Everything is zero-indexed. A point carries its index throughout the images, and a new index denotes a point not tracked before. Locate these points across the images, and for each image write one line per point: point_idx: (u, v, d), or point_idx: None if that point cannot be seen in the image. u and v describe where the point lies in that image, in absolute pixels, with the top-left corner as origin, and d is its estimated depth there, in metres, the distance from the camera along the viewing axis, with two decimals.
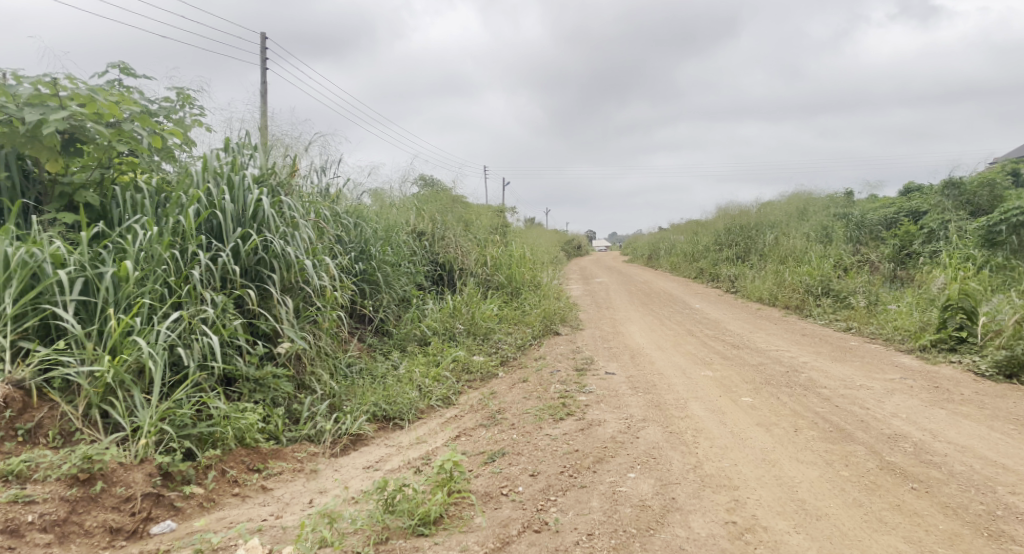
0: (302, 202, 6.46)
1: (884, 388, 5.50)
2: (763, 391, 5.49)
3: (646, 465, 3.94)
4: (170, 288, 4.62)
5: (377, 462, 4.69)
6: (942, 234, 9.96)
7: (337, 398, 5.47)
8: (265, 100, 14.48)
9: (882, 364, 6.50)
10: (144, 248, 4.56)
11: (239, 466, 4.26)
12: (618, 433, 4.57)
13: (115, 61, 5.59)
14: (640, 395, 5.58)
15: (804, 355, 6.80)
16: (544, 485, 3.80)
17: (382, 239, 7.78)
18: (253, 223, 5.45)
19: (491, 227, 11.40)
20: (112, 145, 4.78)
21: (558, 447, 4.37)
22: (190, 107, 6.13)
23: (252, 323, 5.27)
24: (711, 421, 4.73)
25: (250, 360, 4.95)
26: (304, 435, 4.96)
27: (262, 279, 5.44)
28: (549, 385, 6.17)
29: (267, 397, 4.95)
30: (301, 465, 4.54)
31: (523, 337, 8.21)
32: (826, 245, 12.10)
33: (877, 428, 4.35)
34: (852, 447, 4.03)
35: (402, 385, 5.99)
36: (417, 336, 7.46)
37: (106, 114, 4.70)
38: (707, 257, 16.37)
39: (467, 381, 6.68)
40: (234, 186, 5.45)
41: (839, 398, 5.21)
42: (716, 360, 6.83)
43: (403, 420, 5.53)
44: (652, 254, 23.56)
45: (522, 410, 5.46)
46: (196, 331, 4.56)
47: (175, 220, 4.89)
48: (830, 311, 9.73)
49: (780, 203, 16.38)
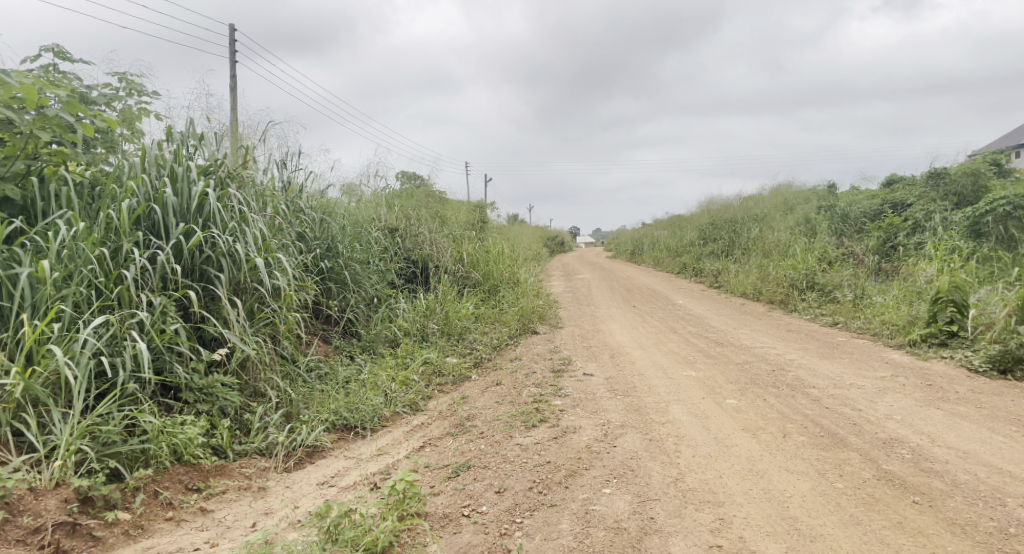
0: (256, 197, 6.04)
1: (875, 387, 5.19)
2: (749, 391, 5.17)
3: (622, 479, 3.59)
4: (99, 290, 4.22)
5: (332, 477, 4.31)
6: (925, 225, 9.73)
7: (293, 405, 5.08)
8: (235, 95, 13.97)
9: (872, 361, 6.20)
10: (67, 246, 4.15)
11: (175, 487, 3.86)
12: (594, 442, 4.21)
13: (48, 45, 5.17)
14: (619, 398, 5.23)
15: (791, 353, 6.50)
16: (510, 503, 3.44)
17: (350, 236, 7.36)
18: (198, 218, 5.04)
19: (468, 223, 10.98)
20: (34, 133, 4.37)
21: (529, 459, 4.00)
22: (132, 95, 5.69)
23: (198, 327, 4.87)
24: (694, 426, 4.38)
25: (193, 368, 4.54)
26: (254, 448, 4.56)
27: (209, 279, 5.03)
28: (524, 388, 5.80)
29: (213, 408, 4.53)
30: (248, 483, 4.15)
31: (500, 337, 7.83)
32: (810, 238, 11.82)
33: (872, 432, 4.04)
34: (846, 454, 3.70)
35: (366, 390, 5.60)
36: (387, 337, 7.08)
37: (26, 99, 4.29)
38: (691, 252, 16.09)
39: (438, 384, 6.30)
40: (177, 177, 5.04)
41: (829, 398, 4.90)
42: (699, 358, 6.51)
43: (365, 429, 5.14)
44: (635, 249, 23.26)
45: (494, 417, 5.09)
46: (127, 338, 4.16)
47: (107, 215, 4.47)
48: (815, 306, 9.46)
49: (764, 197, 16.14)
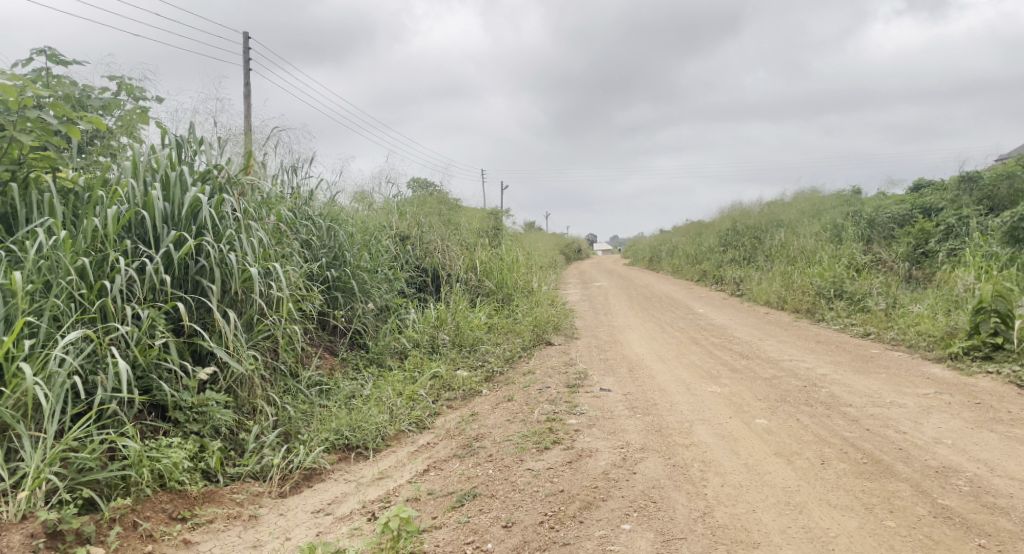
0: (259, 204, 5.76)
1: (919, 406, 4.76)
2: (780, 410, 4.77)
3: (643, 513, 3.24)
4: (80, 303, 3.99)
5: (329, 505, 4.00)
6: (959, 231, 9.26)
7: (291, 424, 4.78)
8: (249, 102, 13.81)
9: (912, 376, 5.76)
10: (45, 256, 3.92)
11: (157, 516, 3.59)
12: (612, 467, 3.85)
13: (40, 47, 4.96)
14: (639, 417, 4.86)
15: (823, 367, 6.09)
16: (517, 541, 3.14)
17: (358, 244, 7.06)
18: (192, 226, 4.78)
19: (482, 230, 10.65)
20: (16, 136, 4.14)
21: (539, 488, 3.65)
22: (130, 99, 5.46)
23: (190, 342, 4.59)
24: (722, 450, 4.01)
25: (184, 385, 4.26)
26: (247, 471, 4.26)
27: (203, 291, 4.77)
28: (537, 405, 5.45)
29: (204, 429, 4.23)
30: (239, 511, 3.87)
31: (513, 348, 7.49)
32: (836, 245, 11.35)
33: (921, 459, 3.64)
34: (895, 485, 3.31)
35: (371, 407, 5.28)
36: (396, 348, 6.77)
37: (7, 101, 4.07)
38: (711, 259, 15.64)
39: (448, 399, 5.97)
40: (171, 183, 4.79)
41: (868, 418, 4.49)
42: (724, 373, 6.12)
43: (368, 449, 4.83)
44: (654, 257, 22.82)
45: (504, 437, 4.75)
46: (108, 356, 3.90)
47: (92, 224, 4.23)
48: (844, 315, 9.02)
49: (786, 203, 15.69)
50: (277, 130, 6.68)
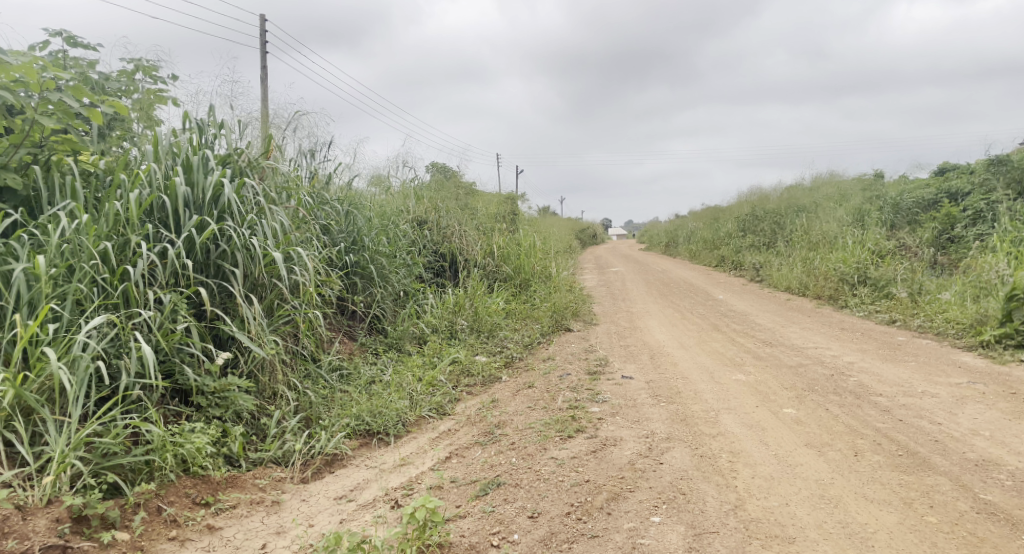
0: (280, 188, 5.71)
1: (952, 396, 4.64)
2: (808, 400, 4.67)
3: (673, 505, 3.18)
4: (103, 287, 3.96)
5: (351, 491, 3.97)
6: (988, 216, 9.04)
7: (312, 409, 4.75)
8: (264, 85, 13.74)
9: (943, 365, 5.63)
10: (67, 241, 3.89)
11: (181, 502, 3.58)
12: (638, 457, 3.78)
13: (58, 29, 4.91)
14: (663, 406, 4.79)
15: (849, 355, 5.97)
16: (544, 533, 3.09)
17: (377, 229, 6.99)
18: (214, 210, 4.73)
19: (499, 215, 10.55)
20: (38, 119, 4.10)
21: (565, 478, 3.59)
22: (148, 80, 5.41)
23: (212, 327, 4.56)
24: (750, 441, 3.92)
25: (207, 370, 4.24)
26: (270, 456, 4.24)
27: (225, 275, 4.73)
28: (558, 393, 5.38)
29: (226, 414, 4.21)
30: (261, 496, 3.85)
31: (532, 334, 7.43)
32: (860, 229, 11.14)
33: (959, 452, 3.54)
34: (934, 479, 3.22)
35: (391, 393, 5.24)
36: (415, 333, 6.72)
37: (28, 83, 4.02)
38: (729, 245, 15.44)
39: (467, 386, 5.92)
40: (192, 167, 4.74)
41: (901, 408, 4.38)
42: (748, 360, 6.01)
43: (389, 435, 4.79)
44: (670, 241, 22.61)
45: (526, 424, 4.69)
46: (131, 341, 3.88)
47: (114, 208, 4.19)
48: (868, 302, 8.85)
49: (806, 188, 15.44)
50: (296, 113, 6.61)
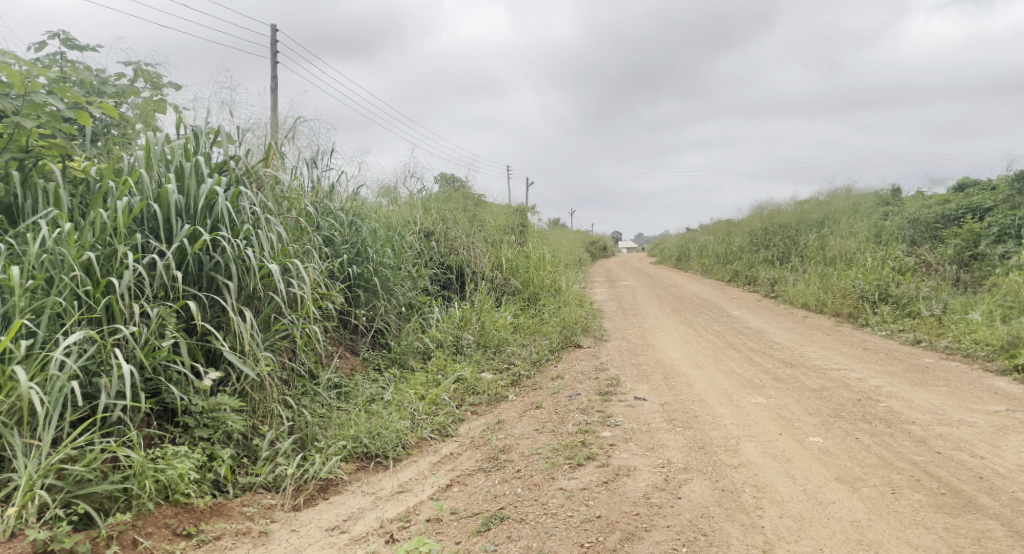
0: (280, 198, 5.45)
1: (991, 426, 4.32)
2: (835, 428, 4.35)
3: (693, 549, 2.91)
4: (85, 300, 3.73)
5: (344, 521, 3.69)
6: (1014, 233, 8.69)
7: (308, 430, 4.47)
8: (274, 96, 13.59)
9: (976, 390, 5.30)
10: (48, 252, 3.66)
11: (160, 533, 3.33)
12: (654, 490, 3.50)
13: (53, 31, 4.74)
14: (679, 431, 4.48)
15: (875, 379, 5.65)
16: None
17: (381, 240, 6.74)
18: (207, 219, 4.48)
19: (507, 227, 10.29)
20: (21, 123, 3.89)
21: (574, 512, 3.31)
22: (148, 85, 5.22)
23: (204, 342, 4.30)
24: (776, 473, 3.62)
25: (196, 390, 3.98)
26: (260, 481, 3.97)
27: (218, 288, 4.48)
28: (567, 415, 5.09)
29: (214, 436, 3.95)
30: (248, 526, 3.59)
31: (541, 350, 7.14)
32: (878, 245, 10.79)
33: (1007, 490, 3.25)
34: (983, 523, 2.94)
35: (391, 412, 4.97)
36: (419, 348, 6.45)
37: (13, 85, 3.82)
38: (742, 259, 15.09)
39: (472, 405, 5.64)
40: (186, 174, 4.51)
41: (938, 438, 4.07)
42: (768, 382, 5.70)
43: (388, 458, 4.50)
44: (682, 256, 22.23)
45: (533, 449, 4.40)
46: (112, 358, 3.63)
47: (100, 216, 3.97)
48: (890, 320, 8.51)
49: (820, 201, 15.09)
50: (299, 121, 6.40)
